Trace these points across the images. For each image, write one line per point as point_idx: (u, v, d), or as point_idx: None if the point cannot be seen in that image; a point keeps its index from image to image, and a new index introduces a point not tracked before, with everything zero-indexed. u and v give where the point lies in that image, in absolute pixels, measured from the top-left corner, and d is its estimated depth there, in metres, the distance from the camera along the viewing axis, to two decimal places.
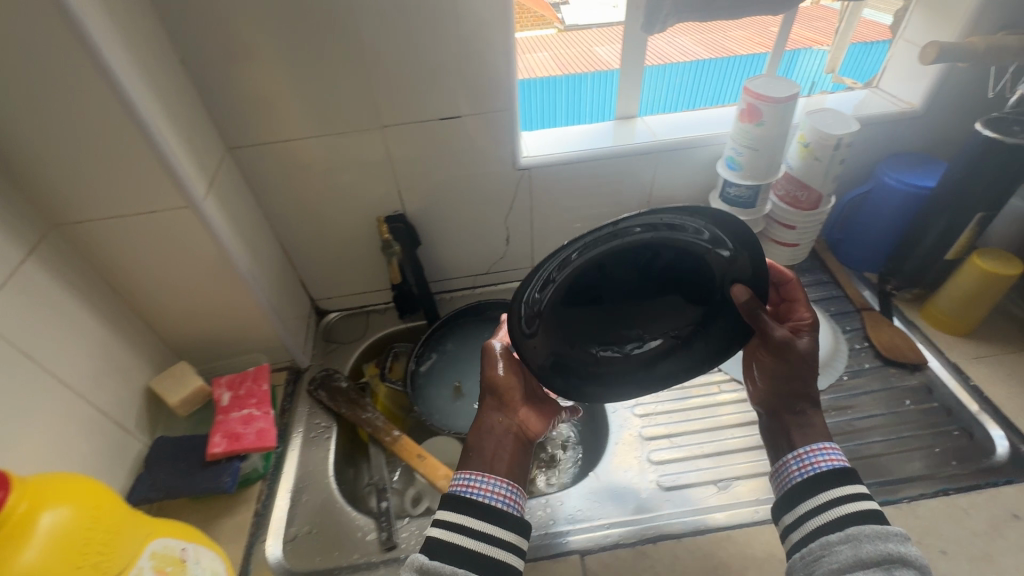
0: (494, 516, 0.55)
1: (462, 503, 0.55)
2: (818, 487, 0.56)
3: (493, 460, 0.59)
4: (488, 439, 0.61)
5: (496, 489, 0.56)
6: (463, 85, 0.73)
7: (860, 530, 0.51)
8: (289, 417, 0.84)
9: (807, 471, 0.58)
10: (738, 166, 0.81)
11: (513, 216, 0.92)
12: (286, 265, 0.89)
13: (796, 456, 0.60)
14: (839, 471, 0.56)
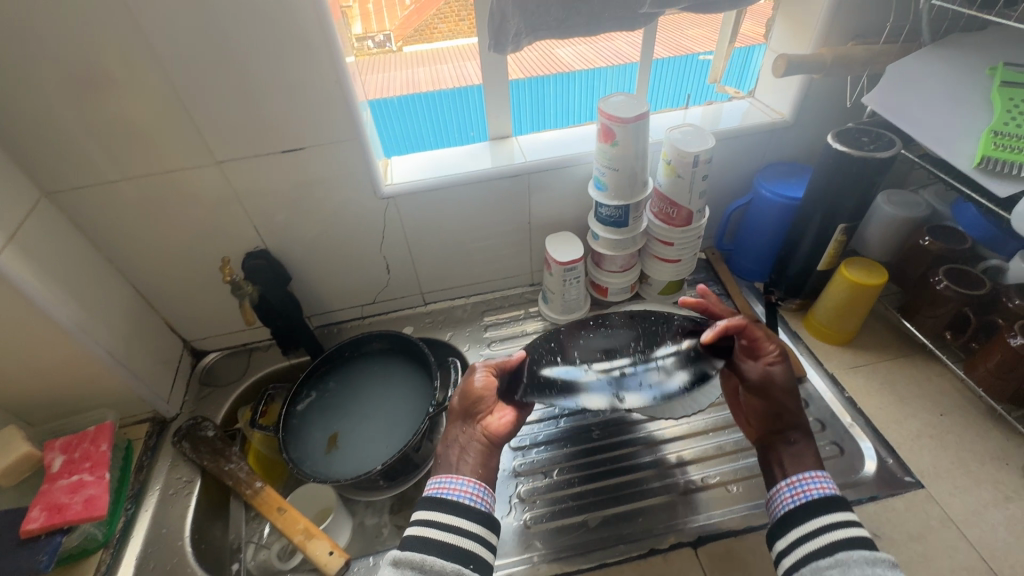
0: (460, 517, 0.55)
1: (431, 507, 0.56)
2: (814, 513, 0.54)
3: (460, 462, 0.61)
4: (454, 444, 0.63)
5: (463, 488, 0.58)
6: (301, 116, 0.70)
7: (855, 557, 0.49)
8: (147, 474, 0.79)
9: (799, 496, 0.56)
10: (604, 186, 0.79)
11: (388, 245, 0.89)
12: (144, 309, 0.84)
13: (789, 483, 0.57)
14: (831, 497, 0.54)
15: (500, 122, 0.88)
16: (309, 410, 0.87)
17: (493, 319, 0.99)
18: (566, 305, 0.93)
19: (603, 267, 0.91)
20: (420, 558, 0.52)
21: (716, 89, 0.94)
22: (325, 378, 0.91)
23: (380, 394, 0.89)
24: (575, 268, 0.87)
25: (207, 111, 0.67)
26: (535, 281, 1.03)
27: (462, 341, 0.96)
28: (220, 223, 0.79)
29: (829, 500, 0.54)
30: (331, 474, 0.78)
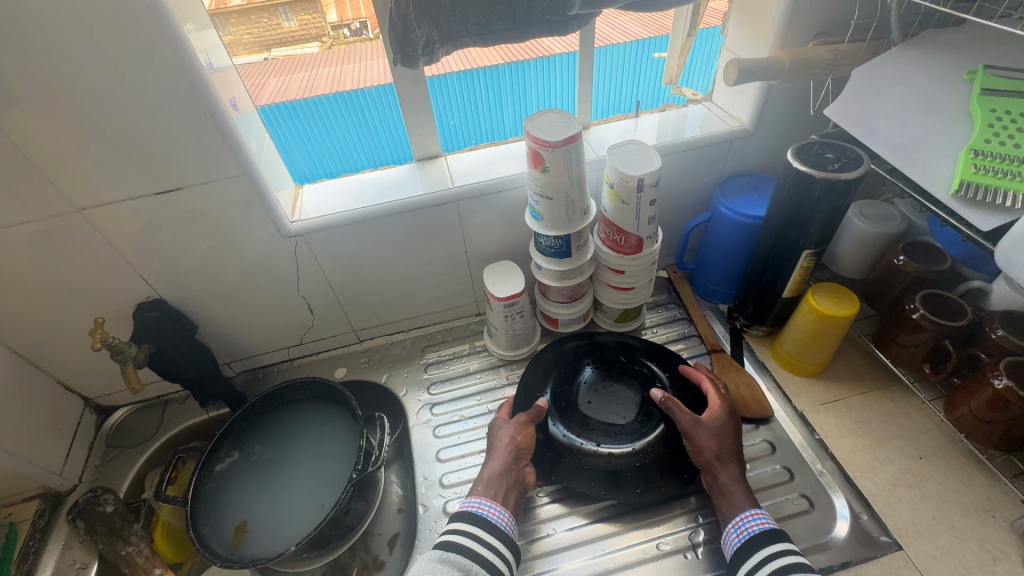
0: (494, 537, 0.60)
1: (472, 522, 0.61)
2: (755, 548, 0.58)
3: (506, 494, 0.65)
4: (504, 475, 0.66)
5: (501, 514, 0.63)
6: (175, 152, 0.60)
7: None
8: (33, 563, 0.69)
9: (740, 535, 0.60)
10: (539, 215, 0.69)
11: (306, 284, 0.79)
12: (26, 371, 0.74)
13: (733, 523, 0.61)
14: (771, 532, 0.58)
15: (425, 140, 0.78)
16: (230, 474, 0.77)
17: (434, 356, 0.90)
18: (512, 339, 0.84)
19: (550, 298, 0.82)
20: (466, 562, 0.57)
21: (671, 91, 0.84)
22: (254, 434, 0.81)
23: (313, 451, 0.80)
24: (517, 303, 0.78)
25: (53, 153, 0.56)
26: (482, 310, 0.94)
27: (399, 383, 0.87)
28: (100, 275, 0.69)
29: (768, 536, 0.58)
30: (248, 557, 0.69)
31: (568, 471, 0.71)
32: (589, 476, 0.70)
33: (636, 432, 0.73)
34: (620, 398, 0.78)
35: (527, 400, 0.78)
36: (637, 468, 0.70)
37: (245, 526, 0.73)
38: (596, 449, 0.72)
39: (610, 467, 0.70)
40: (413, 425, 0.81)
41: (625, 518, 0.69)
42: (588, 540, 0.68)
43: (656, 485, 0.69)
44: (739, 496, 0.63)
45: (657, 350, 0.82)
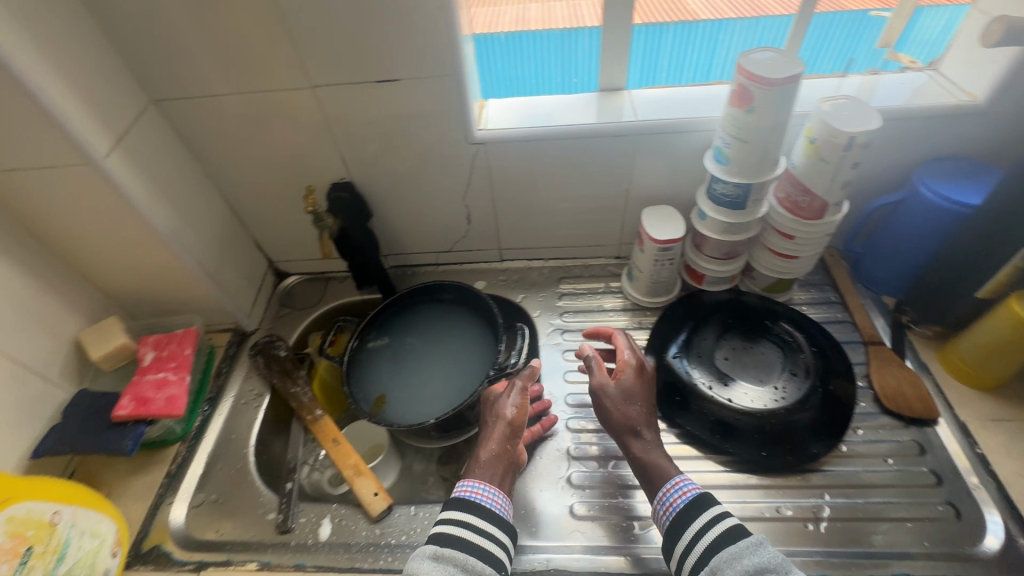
0: (488, 525, 0.58)
1: (463, 510, 0.58)
2: (684, 524, 0.55)
3: (500, 475, 0.63)
4: (495, 455, 0.64)
5: (489, 495, 0.60)
6: (401, 43, 0.64)
7: (719, 559, 0.50)
8: (224, 381, 0.83)
9: (670, 512, 0.57)
10: (725, 159, 0.68)
11: (473, 193, 0.83)
12: (234, 224, 0.86)
13: (658, 498, 0.59)
14: (698, 501, 0.56)
15: (613, 69, 0.77)
16: (380, 352, 0.86)
17: (569, 288, 0.93)
18: (653, 286, 0.84)
19: (703, 252, 0.82)
20: (462, 558, 0.54)
21: (885, 56, 0.76)
22: (403, 326, 0.89)
23: (450, 348, 0.86)
24: (672, 249, 0.78)
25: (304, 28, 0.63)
26: (622, 254, 0.94)
27: (533, 306, 0.91)
28: (309, 151, 0.77)
29: (692, 507, 0.55)
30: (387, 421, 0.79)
31: (689, 416, 0.73)
32: (711, 424, 0.72)
33: (769, 396, 0.73)
34: (760, 360, 0.77)
35: (662, 344, 0.81)
36: (770, 430, 0.70)
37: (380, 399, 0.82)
38: (716, 403, 0.73)
39: (739, 424, 0.71)
40: (543, 344, 0.86)
41: (751, 478, 0.68)
42: (710, 485, 0.69)
43: (779, 453, 0.69)
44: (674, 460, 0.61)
45: (802, 323, 0.80)
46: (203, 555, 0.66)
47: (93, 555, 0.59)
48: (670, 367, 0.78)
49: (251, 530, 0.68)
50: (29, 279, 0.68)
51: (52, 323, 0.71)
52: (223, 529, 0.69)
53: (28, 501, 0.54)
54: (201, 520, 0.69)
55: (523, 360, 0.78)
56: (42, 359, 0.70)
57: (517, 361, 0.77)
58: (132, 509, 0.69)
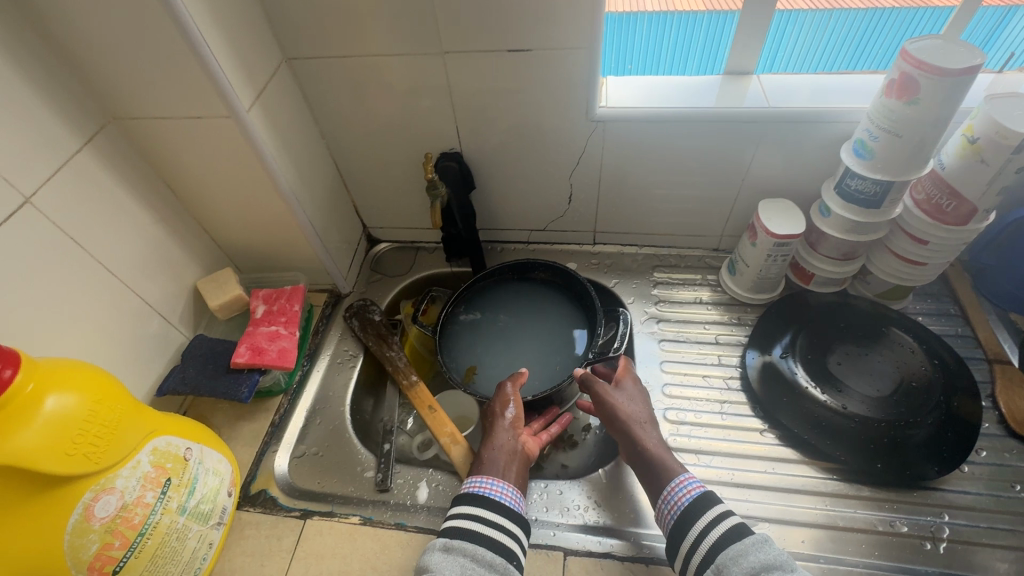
0: (499, 512, 0.61)
1: (475, 503, 0.62)
2: (688, 524, 0.58)
3: (505, 468, 0.67)
4: (500, 451, 0.68)
5: (502, 488, 0.64)
6: (540, 13, 0.63)
7: (726, 556, 0.53)
8: (321, 340, 0.85)
9: (674, 510, 0.59)
10: (869, 152, 0.64)
11: (580, 172, 0.82)
12: (339, 187, 0.88)
13: (663, 499, 0.61)
14: (700, 500, 0.58)
15: (745, 52, 0.74)
16: (473, 326, 0.86)
17: (664, 277, 0.90)
18: (758, 282, 0.82)
19: (818, 251, 0.78)
20: (471, 549, 0.57)
21: None
22: (494, 301, 0.89)
23: (542, 327, 0.85)
24: (789, 246, 0.75)
25: None
26: (721, 247, 0.91)
27: (626, 293, 0.90)
28: (425, 119, 0.77)
29: (696, 507, 0.58)
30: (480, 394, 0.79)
31: (793, 416, 0.71)
32: (816, 427, 0.70)
33: (884, 407, 0.69)
34: (875, 368, 0.74)
35: (767, 341, 0.79)
36: (888, 441, 0.67)
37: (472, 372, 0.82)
38: (822, 406, 0.71)
39: (856, 432, 0.68)
40: (638, 331, 0.84)
41: (860, 489, 0.66)
42: (816, 491, 0.67)
43: (892, 467, 0.66)
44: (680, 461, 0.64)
45: (920, 333, 0.75)
46: (308, 503, 0.68)
47: (214, 492, 0.61)
48: (776, 366, 0.76)
49: (352, 485, 0.70)
50: (160, 226, 0.71)
51: (176, 269, 0.74)
52: (324, 481, 0.71)
53: (166, 434, 0.56)
54: (304, 470, 0.72)
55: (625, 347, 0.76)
56: (165, 303, 0.73)
57: (620, 347, 0.76)
58: (241, 453, 0.72)
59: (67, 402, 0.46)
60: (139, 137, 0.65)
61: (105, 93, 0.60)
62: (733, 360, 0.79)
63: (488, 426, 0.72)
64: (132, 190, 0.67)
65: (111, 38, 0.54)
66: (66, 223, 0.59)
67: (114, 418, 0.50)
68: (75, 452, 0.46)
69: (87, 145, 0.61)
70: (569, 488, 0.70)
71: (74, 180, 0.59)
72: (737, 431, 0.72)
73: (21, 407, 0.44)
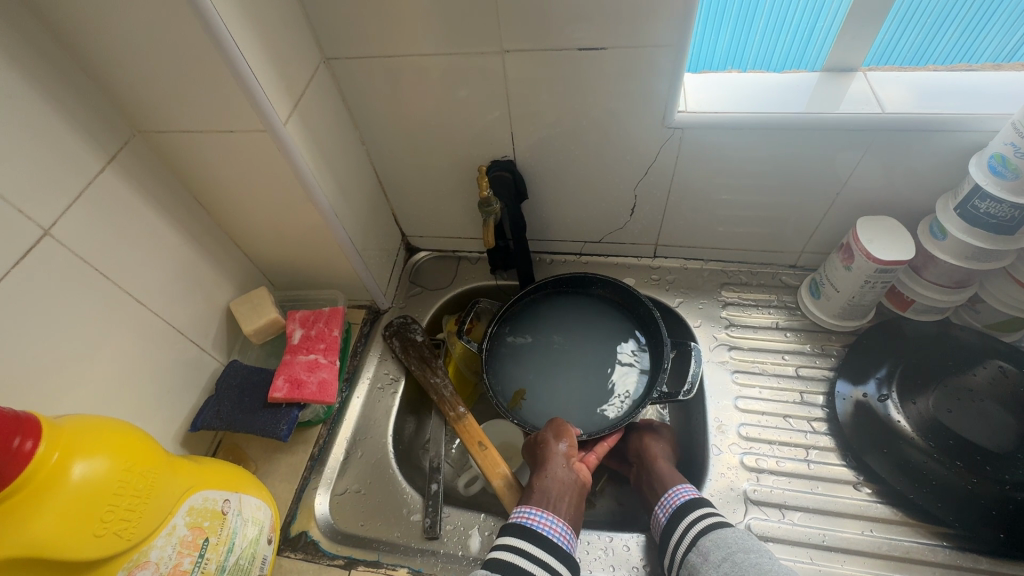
0: (548, 553, 0.57)
1: (521, 536, 0.58)
2: (678, 520, 0.60)
3: (557, 500, 0.61)
4: (552, 481, 0.62)
5: (552, 525, 0.59)
6: (618, 8, 0.54)
7: (709, 541, 0.57)
8: (360, 361, 0.79)
9: (668, 510, 0.62)
10: (1012, 172, 0.54)
11: (647, 183, 0.73)
12: (378, 195, 0.81)
13: (661, 503, 0.63)
14: (692, 503, 0.61)
15: (853, 46, 0.63)
16: (522, 351, 0.78)
17: (734, 297, 0.82)
18: (847, 309, 0.72)
19: (923, 277, 0.68)
20: None
21: None
22: (547, 323, 0.80)
23: (602, 353, 0.76)
24: (893, 273, 0.65)
25: None
26: (799, 263, 0.81)
27: (691, 314, 0.81)
28: (476, 124, 0.69)
29: (687, 507, 0.61)
30: (530, 424, 0.71)
31: (891, 465, 0.63)
32: (919, 481, 0.61)
33: (1006, 464, 0.59)
34: (991, 416, 0.62)
35: (859, 375, 0.70)
36: (1013, 507, 0.58)
37: (520, 402, 0.74)
38: (928, 458, 0.62)
39: (972, 494, 0.59)
40: (707, 360, 0.76)
41: (974, 559, 0.58)
42: (923, 559, 0.59)
43: (1012, 537, 0.57)
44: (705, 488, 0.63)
45: None
46: (352, 550, 0.63)
47: (254, 544, 0.56)
48: (871, 405, 0.67)
49: (399, 530, 0.65)
50: (191, 245, 0.65)
51: (208, 291, 0.69)
52: (368, 524, 0.66)
53: (203, 489, 0.51)
54: (347, 511, 0.67)
55: (696, 389, 0.68)
56: (198, 328, 0.67)
57: (691, 390, 0.67)
58: (279, 490, 0.68)
59: (97, 470, 0.41)
60: (167, 152, 0.59)
61: (130, 105, 0.54)
62: (817, 398, 0.71)
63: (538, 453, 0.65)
64: (162, 210, 0.61)
65: (136, 47, 0.48)
66: (92, 252, 0.53)
67: (146, 483, 0.44)
68: (102, 531, 0.41)
69: (111, 163, 0.55)
70: (635, 544, 0.63)
71: (98, 204, 0.53)
72: (823, 483, 0.65)
73: (46, 481, 0.38)
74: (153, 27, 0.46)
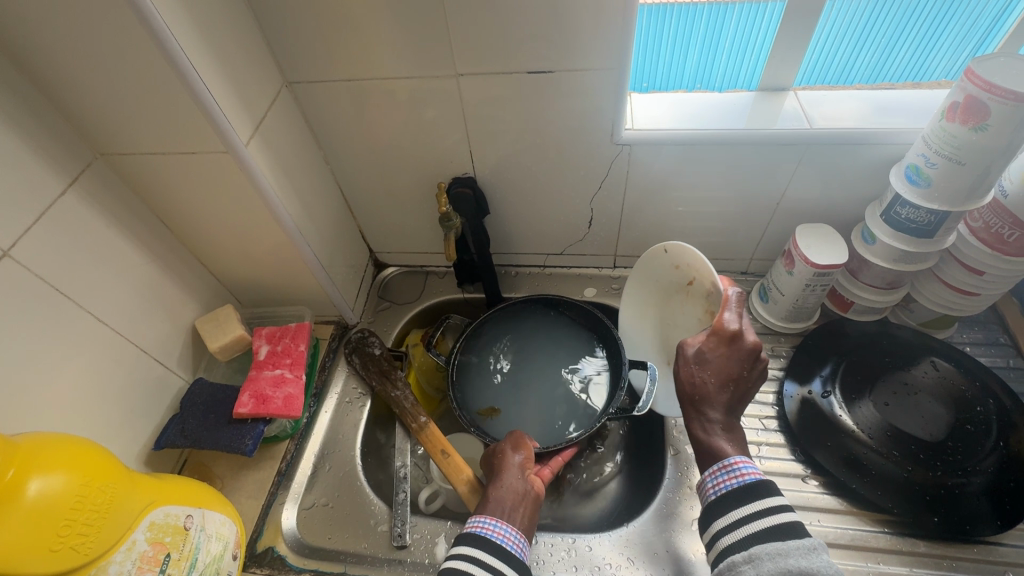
0: (497, 557, 0.55)
1: (474, 544, 0.56)
2: (728, 507, 0.51)
3: (513, 510, 0.60)
4: (507, 490, 0.62)
5: (506, 533, 0.58)
6: (562, 32, 0.58)
7: (762, 548, 0.46)
8: (328, 375, 0.80)
9: (717, 489, 0.52)
10: (925, 180, 0.59)
11: (603, 196, 0.77)
12: (344, 213, 0.83)
13: (713, 473, 0.53)
14: (748, 488, 0.50)
15: (782, 68, 0.69)
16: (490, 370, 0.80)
17: None
18: (793, 311, 0.76)
19: (860, 280, 0.73)
20: None
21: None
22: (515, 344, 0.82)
23: (568, 372, 0.79)
24: (830, 275, 0.69)
25: (463, 11, 0.57)
26: (750, 270, 0.86)
27: None
28: (436, 142, 0.72)
29: (740, 496, 0.50)
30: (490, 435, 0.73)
31: (835, 458, 0.66)
32: (860, 472, 0.65)
33: (940, 453, 0.64)
34: (926, 409, 0.67)
35: (807, 374, 0.74)
36: (945, 492, 0.62)
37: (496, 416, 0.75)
38: (869, 449, 0.66)
39: (910, 483, 0.63)
40: None
41: (915, 545, 0.61)
42: (868, 545, 0.62)
43: (951, 521, 0.61)
44: (739, 438, 0.55)
45: (961, 361, 0.69)
46: (319, 563, 0.64)
47: (218, 559, 0.56)
48: (819, 404, 0.70)
49: (366, 542, 0.66)
50: (154, 265, 0.66)
51: (173, 310, 0.69)
52: (335, 537, 0.66)
53: (164, 505, 0.51)
54: (314, 525, 0.67)
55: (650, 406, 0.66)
56: (162, 346, 0.68)
57: (644, 407, 0.66)
58: (246, 507, 0.68)
59: (53, 486, 0.41)
60: (130, 173, 0.60)
61: (91, 128, 0.55)
62: (768, 396, 0.75)
63: (495, 465, 0.66)
64: (123, 230, 0.62)
65: (98, 73, 0.50)
66: (52, 274, 0.54)
67: (105, 498, 0.45)
68: (59, 546, 0.41)
69: (72, 186, 0.56)
70: (597, 543, 0.65)
71: (59, 225, 0.54)
72: (775, 478, 0.68)
73: (1, 495, 0.39)
74: (113, 53, 0.48)
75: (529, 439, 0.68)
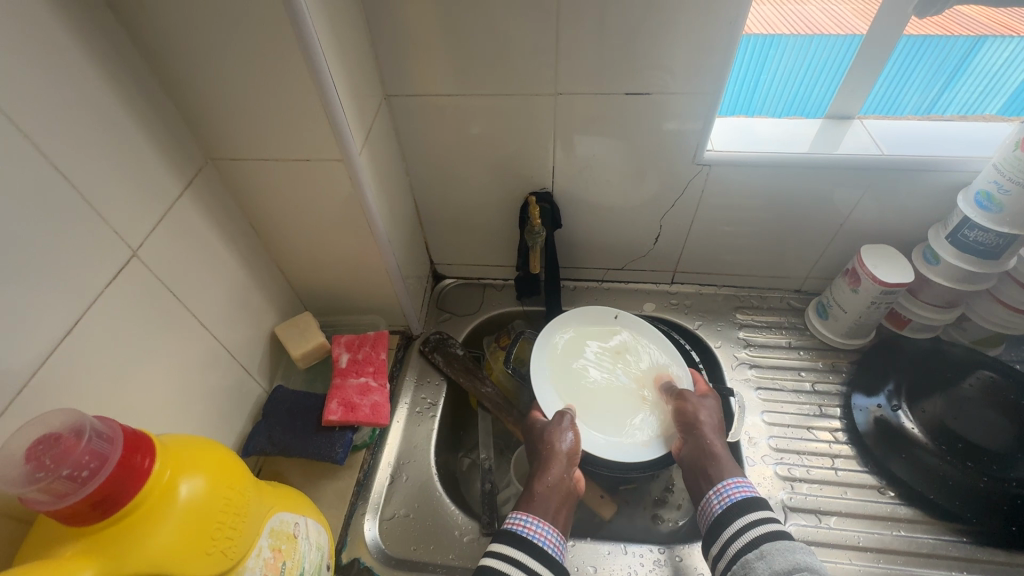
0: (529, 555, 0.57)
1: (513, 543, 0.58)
2: (735, 513, 0.60)
3: (555, 511, 0.62)
4: (552, 489, 0.64)
5: (548, 536, 0.60)
6: (665, 57, 0.61)
7: (772, 546, 0.55)
8: (398, 385, 0.80)
9: (725, 500, 0.61)
10: (997, 206, 0.63)
11: (673, 214, 0.80)
12: (416, 223, 0.84)
13: (718, 490, 0.63)
14: (753, 500, 0.60)
15: (852, 97, 0.73)
16: None
17: (748, 319, 0.88)
18: (854, 328, 0.80)
19: (919, 299, 0.76)
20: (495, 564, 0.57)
21: None
22: None
23: None
24: (896, 294, 0.72)
25: (574, 34, 0.59)
26: (804, 288, 0.90)
27: (712, 335, 0.87)
28: (520, 158, 0.74)
29: (746, 505, 0.60)
30: None
31: (907, 469, 0.69)
32: (934, 483, 0.67)
33: (1010, 463, 0.66)
34: (991, 421, 0.69)
35: (873, 386, 0.76)
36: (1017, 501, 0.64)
37: None
38: (939, 460, 0.68)
39: (982, 493, 0.65)
40: (730, 380, 0.82)
41: (992, 553, 0.64)
42: (947, 554, 0.64)
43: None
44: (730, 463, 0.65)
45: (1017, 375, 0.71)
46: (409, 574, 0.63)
47: (318, 569, 0.55)
48: (887, 417, 0.73)
49: (453, 552, 0.65)
50: (244, 270, 0.66)
51: (256, 316, 0.69)
52: (420, 548, 0.66)
53: (279, 511, 0.50)
54: (398, 535, 0.66)
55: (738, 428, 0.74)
56: (247, 352, 0.67)
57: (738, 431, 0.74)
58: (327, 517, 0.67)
59: (200, 488, 0.40)
60: (235, 179, 0.61)
61: (209, 133, 0.56)
62: (834, 410, 0.77)
63: (541, 454, 0.68)
64: (223, 234, 0.62)
65: (233, 81, 0.51)
66: (167, 275, 0.54)
67: (242, 501, 0.44)
68: (212, 549, 0.40)
69: (187, 190, 0.56)
70: (687, 555, 0.65)
71: (175, 227, 0.54)
72: (853, 490, 0.70)
73: (158, 496, 0.38)
74: (257, 62, 0.49)
75: (574, 431, 0.69)
